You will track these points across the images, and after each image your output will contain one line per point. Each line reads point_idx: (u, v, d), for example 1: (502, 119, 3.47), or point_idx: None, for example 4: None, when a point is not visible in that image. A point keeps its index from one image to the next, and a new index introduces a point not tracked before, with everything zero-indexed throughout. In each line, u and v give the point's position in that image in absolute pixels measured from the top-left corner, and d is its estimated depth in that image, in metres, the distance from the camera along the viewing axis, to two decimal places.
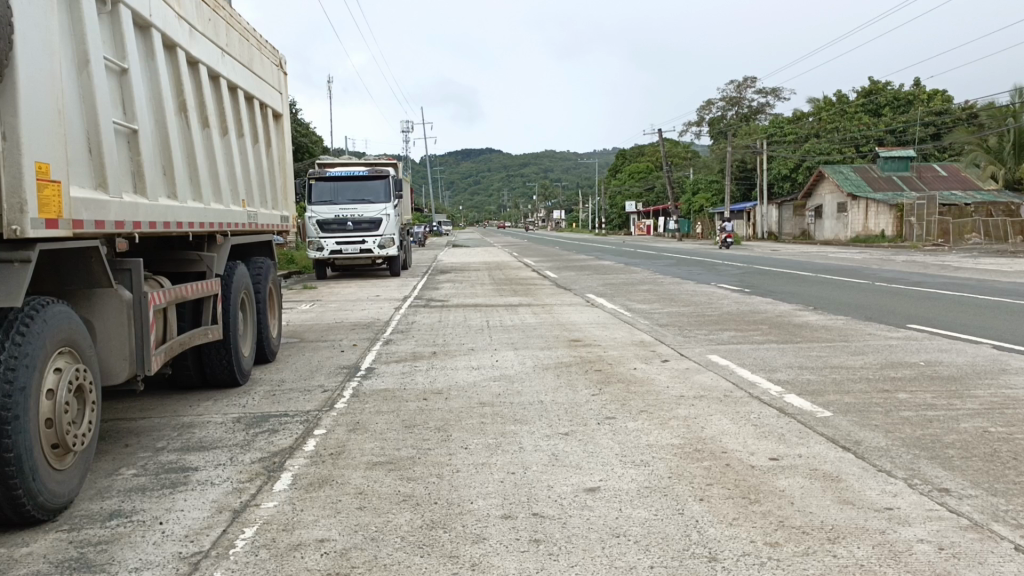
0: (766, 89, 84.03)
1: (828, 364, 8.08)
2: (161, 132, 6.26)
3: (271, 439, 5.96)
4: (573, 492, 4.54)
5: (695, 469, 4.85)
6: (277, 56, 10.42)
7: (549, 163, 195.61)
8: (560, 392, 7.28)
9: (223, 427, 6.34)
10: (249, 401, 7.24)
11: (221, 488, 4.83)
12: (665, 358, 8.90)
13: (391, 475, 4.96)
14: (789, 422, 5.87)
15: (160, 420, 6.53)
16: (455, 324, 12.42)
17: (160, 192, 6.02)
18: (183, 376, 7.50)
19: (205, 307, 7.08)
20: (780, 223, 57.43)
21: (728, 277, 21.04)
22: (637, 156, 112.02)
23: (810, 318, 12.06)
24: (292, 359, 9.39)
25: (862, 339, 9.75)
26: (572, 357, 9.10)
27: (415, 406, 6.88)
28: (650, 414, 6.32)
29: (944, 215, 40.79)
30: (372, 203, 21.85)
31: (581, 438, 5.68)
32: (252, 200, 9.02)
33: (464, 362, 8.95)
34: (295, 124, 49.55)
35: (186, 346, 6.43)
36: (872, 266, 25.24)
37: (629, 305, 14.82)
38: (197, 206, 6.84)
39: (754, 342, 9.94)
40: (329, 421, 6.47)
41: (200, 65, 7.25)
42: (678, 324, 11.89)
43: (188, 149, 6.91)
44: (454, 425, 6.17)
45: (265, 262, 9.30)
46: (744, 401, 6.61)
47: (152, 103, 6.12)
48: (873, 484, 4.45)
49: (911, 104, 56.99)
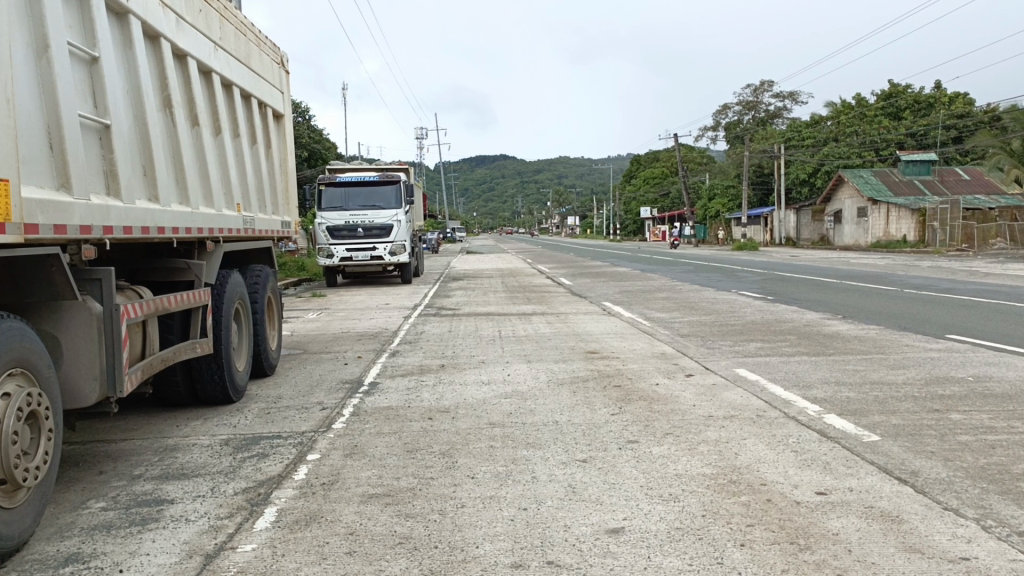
0: (782, 92, 83.08)
1: (868, 380, 7.48)
2: (142, 129, 5.73)
3: (259, 465, 5.41)
4: (594, 534, 3.97)
5: (732, 506, 4.27)
6: (278, 53, 9.92)
7: (563, 168, 194.79)
8: (577, 411, 6.69)
9: (208, 451, 5.80)
10: (241, 421, 6.68)
11: (196, 526, 4.28)
12: (689, 372, 8.30)
13: (388, 511, 4.41)
14: (834, 449, 5.27)
15: (142, 443, 5.99)
16: (465, 334, 11.88)
17: (138, 194, 5.50)
18: (172, 393, 6.98)
19: (194, 319, 6.54)
20: (798, 228, 56.63)
21: (751, 284, 20.40)
22: (652, 161, 111.45)
23: (840, 328, 11.44)
24: (291, 373, 8.85)
25: (899, 352, 9.13)
26: (590, 371, 8.53)
27: (419, 427, 6.32)
28: (677, 437, 5.72)
29: (969, 220, 39.96)
30: (383, 210, 21.29)
31: (600, 465, 5.11)
32: (249, 205, 8.50)
33: (474, 376, 8.41)
34: (308, 129, 49.15)
35: (170, 362, 5.91)
36: (896, 272, 24.61)
37: (648, 313, 14.24)
38: (183, 210, 6.30)
39: (783, 354, 9.33)
40: (325, 444, 5.91)
41: (189, 58, 6.73)
42: (700, 334, 11.30)
43: (174, 148, 6.39)
44: (461, 450, 5.61)
45: (264, 270, 8.76)
46: (779, 423, 6.00)
47: (131, 97, 5.60)
48: (942, 527, 3.92)
49: (932, 107, 55.95)
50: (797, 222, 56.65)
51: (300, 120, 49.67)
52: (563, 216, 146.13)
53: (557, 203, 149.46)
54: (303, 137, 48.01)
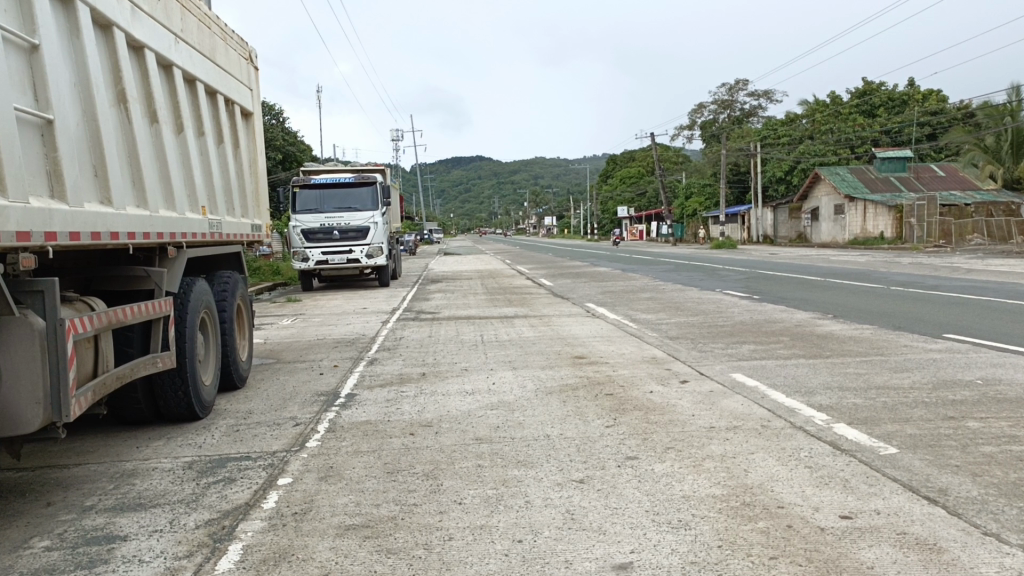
0: (757, 91, 83.28)
1: (873, 385, 7.10)
2: (93, 125, 5.23)
3: (224, 492, 4.94)
4: (599, 571, 3.54)
5: (750, 534, 3.86)
6: (246, 48, 9.43)
7: (540, 168, 194.60)
8: (568, 423, 6.26)
9: (169, 476, 5.32)
10: (207, 441, 6.20)
11: (150, 568, 3.81)
12: (683, 377, 7.89)
13: (367, 546, 3.95)
14: (850, 464, 4.87)
15: (97, 468, 5.51)
16: (446, 339, 11.42)
17: (87, 195, 5.01)
18: (133, 411, 6.48)
19: (154, 332, 6.05)
20: (775, 226, 56.59)
21: (733, 283, 20.09)
22: (627, 161, 111.37)
23: (833, 328, 11.09)
24: (263, 385, 8.36)
25: (899, 353, 8.76)
26: (579, 378, 8.09)
27: (400, 444, 5.86)
28: (680, 452, 5.30)
29: (946, 216, 40.03)
30: (359, 212, 20.79)
31: (599, 487, 4.68)
32: (216, 208, 8.00)
33: (458, 385, 7.96)
34: (281, 131, 48.49)
35: (124, 380, 5.43)
36: (878, 269, 24.32)
37: (633, 315, 13.84)
38: (141, 215, 5.80)
39: (778, 356, 8.95)
40: (297, 466, 5.43)
41: (146, 50, 6.23)
42: (690, 336, 10.90)
43: (130, 146, 5.89)
44: (446, 471, 5.16)
45: (232, 276, 8.25)
46: (787, 434, 5.60)
47: (80, 91, 5.11)
48: (986, 557, 3.52)
49: (906, 104, 56.35)
50: (774, 219, 56.71)
51: (272, 121, 48.95)
52: (540, 215, 145.79)
53: (534, 203, 149.18)
54: (277, 139, 47.32)
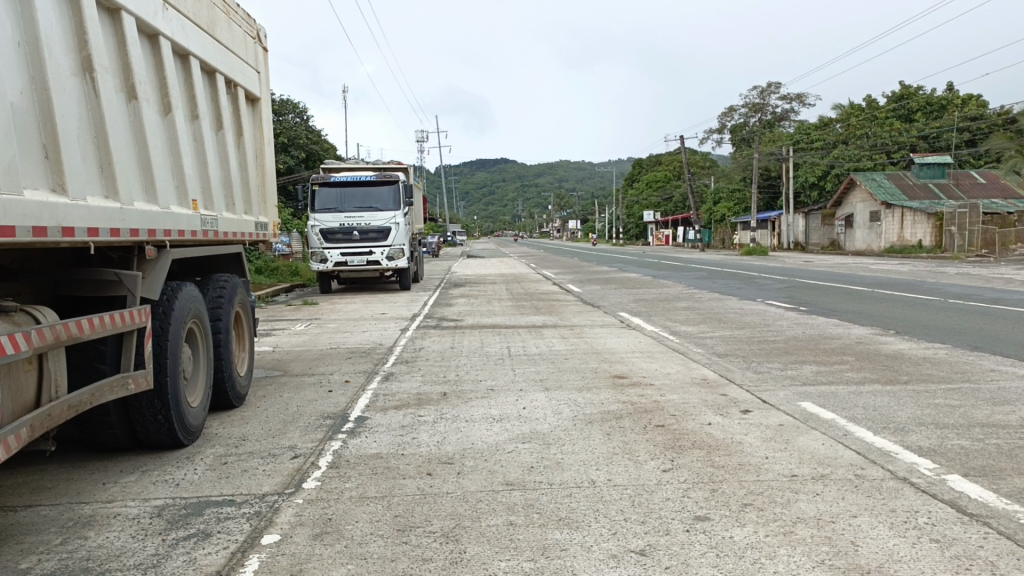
0: (789, 95, 81.69)
1: (975, 422, 5.99)
2: (44, 96, 4.27)
3: (193, 555, 3.94)
4: None
5: None
6: (254, 27, 8.50)
7: (565, 171, 193.77)
8: (617, 465, 5.22)
9: (134, 527, 4.33)
10: (188, 477, 5.21)
11: None
12: (744, 407, 6.79)
13: None
14: (989, 538, 3.78)
15: (48, 513, 4.54)
16: (470, 351, 10.42)
17: (30, 182, 4.06)
18: (107, 438, 5.52)
19: (127, 345, 5.07)
20: (807, 233, 55.03)
21: (774, 292, 18.95)
22: (655, 165, 110.05)
23: (900, 347, 9.95)
24: (263, 404, 7.39)
25: (988, 380, 7.61)
26: (622, 404, 7.03)
27: (415, 489, 4.85)
28: (762, 513, 4.24)
29: (988, 224, 38.44)
30: (380, 211, 19.82)
31: (666, 564, 3.64)
32: (211, 202, 7.02)
33: (482, 409, 6.94)
34: (305, 130, 47.96)
35: (81, 407, 4.49)
36: (927, 279, 22.97)
37: (672, 327, 12.71)
38: (108, 207, 4.84)
39: (848, 381, 7.84)
40: (288, 518, 4.43)
41: (125, 14, 5.28)
42: (741, 353, 9.82)
43: (97, 127, 4.92)
44: (469, 531, 4.13)
45: (230, 280, 7.30)
46: (891, 488, 4.54)
47: (27, 54, 4.15)
48: None
49: (945, 109, 54.05)
50: (806, 226, 55.19)
51: (297, 119, 48.46)
52: (565, 219, 144.66)
53: (558, 206, 148.17)
54: (302, 138, 46.78)
